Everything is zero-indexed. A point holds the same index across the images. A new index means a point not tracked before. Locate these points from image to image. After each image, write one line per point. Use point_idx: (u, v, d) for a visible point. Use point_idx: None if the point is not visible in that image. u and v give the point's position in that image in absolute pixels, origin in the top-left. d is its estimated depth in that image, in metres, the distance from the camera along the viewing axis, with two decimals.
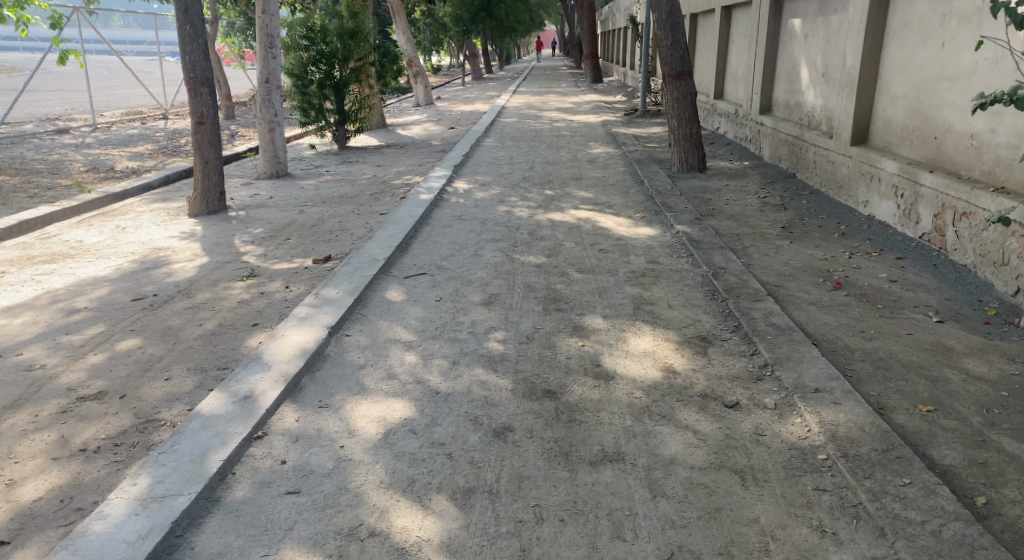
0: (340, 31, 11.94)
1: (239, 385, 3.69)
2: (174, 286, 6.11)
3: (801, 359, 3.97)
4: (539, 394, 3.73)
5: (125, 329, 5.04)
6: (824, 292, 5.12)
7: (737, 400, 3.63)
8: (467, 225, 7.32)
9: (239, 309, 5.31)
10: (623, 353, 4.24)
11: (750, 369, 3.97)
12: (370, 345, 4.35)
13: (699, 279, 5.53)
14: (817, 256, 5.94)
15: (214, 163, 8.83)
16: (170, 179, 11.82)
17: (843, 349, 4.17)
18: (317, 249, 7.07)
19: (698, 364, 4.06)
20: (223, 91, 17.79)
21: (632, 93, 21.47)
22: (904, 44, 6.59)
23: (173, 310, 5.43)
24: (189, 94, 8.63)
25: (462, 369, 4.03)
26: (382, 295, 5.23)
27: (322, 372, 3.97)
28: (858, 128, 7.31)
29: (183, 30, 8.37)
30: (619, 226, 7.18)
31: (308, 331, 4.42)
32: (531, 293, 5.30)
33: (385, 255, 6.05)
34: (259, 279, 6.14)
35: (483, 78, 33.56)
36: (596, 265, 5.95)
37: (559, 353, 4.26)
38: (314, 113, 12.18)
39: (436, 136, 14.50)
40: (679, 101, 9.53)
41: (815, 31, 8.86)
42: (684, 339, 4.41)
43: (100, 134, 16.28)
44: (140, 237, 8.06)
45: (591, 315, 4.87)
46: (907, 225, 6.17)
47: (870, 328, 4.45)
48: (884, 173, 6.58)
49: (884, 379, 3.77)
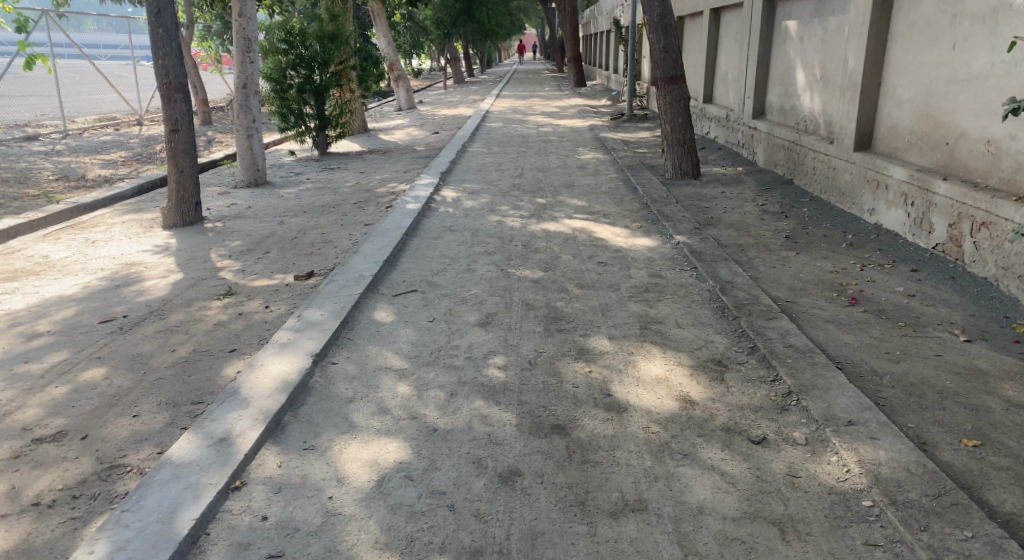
0: (321, 34, 11.55)
1: (214, 425, 3.32)
2: (145, 306, 5.72)
3: (829, 385, 3.67)
4: (547, 431, 3.39)
5: (90, 356, 4.64)
6: (840, 308, 4.83)
7: (764, 435, 3.32)
8: (457, 237, 6.98)
9: (215, 332, 4.94)
10: (634, 381, 3.91)
11: (773, 397, 3.66)
12: (359, 375, 3.99)
13: (706, 294, 5.23)
14: (827, 268, 5.66)
15: (189, 171, 8.42)
16: (143, 189, 11.35)
17: (869, 373, 3.87)
18: (298, 264, 6.71)
19: (716, 393, 3.74)
20: (199, 96, 17.24)
21: (617, 97, 21.23)
22: (910, 45, 6.34)
23: (143, 334, 5.04)
24: (162, 100, 8.21)
25: (461, 402, 3.68)
26: (370, 316, 4.87)
27: (306, 407, 3.60)
28: (862, 133, 7.05)
29: (155, 34, 7.95)
30: (616, 237, 6.87)
31: (290, 360, 4.04)
32: (529, 311, 4.97)
33: (372, 270, 5.70)
34: (237, 297, 5.77)
35: (465, 82, 33.17)
36: (595, 280, 5.63)
37: (564, 381, 3.93)
38: (293, 119, 11.77)
39: (420, 142, 14.16)
40: (672, 106, 9.24)
41: (811, 33, 8.62)
42: (698, 363, 4.09)
43: (71, 141, 15.75)
44: (110, 251, 7.64)
45: (596, 336, 4.55)
46: (919, 234, 5.91)
47: (894, 349, 4.16)
48: (892, 180, 6.32)
49: (920, 408, 3.49)
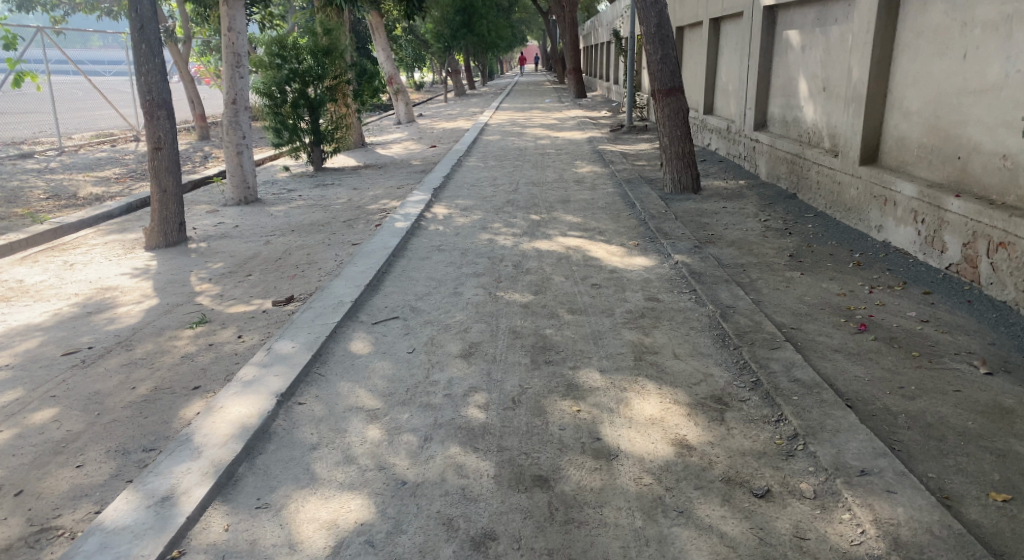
0: (314, 48, 11.31)
1: (158, 481, 3.08)
2: (114, 336, 5.43)
3: (838, 427, 3.34)
4: (527, 483, 3.10)
5: (44, 395, 4.34)
6: (848, 336, 4.50)
7: (767, 486, 3.01)
8: (446, 257, 6.67)
9: (180, 366, 4.63)
10: (626, 422, 3.59)
11: (777, 441, 3.34)
12: (326, 417, 3.68)
13: (705, 320, 4.91)
14: (834, 290, 5.34)
15: (173, 191, 8.14)
16: (132, 207, 11.07)
17: (882, 412, 3.53)
18: (279, 288, 6.40)
19: (715, 436, 3.42)
20: (197, 110, 16.97)
21: (617, 108, 20.92)
22: (917, 54, 6.03)
23: (106, 368, 4.74)
24: (145, 118, 7.92)
25: (435, 448, 3.37)
26: (345, 348, 4.55)
27: (263, 457, 3.32)
28: (868, 146, 6.74)
29: (138, 51, 7.66)
30: (611, 256, 6.55)
31: (252, 401, 3.74)
32: (516, 340, 4.65)
33: (352, 296, 5.39)
34: (211, 325, 5.47)
35: (466, 94, 32.86)
36: (588, 305, 5.31)
37: (550, 423, 3.60)
38: (288, 134, 11.49)
39: (416, 156, 13.88)
40: (671, 118, 8.93)
41: (813, 43, 8.33)
42: (696, 402, 3.76)
43: (65, 158, 15.53)
44: (87, 275, 7.36)
45: (586, 369, 4.22)
46: (931, 253, 5.59)
47: (908, 383, 3.82)
48: (901, 196, 6.00)
49: (941, 454, 3.16)
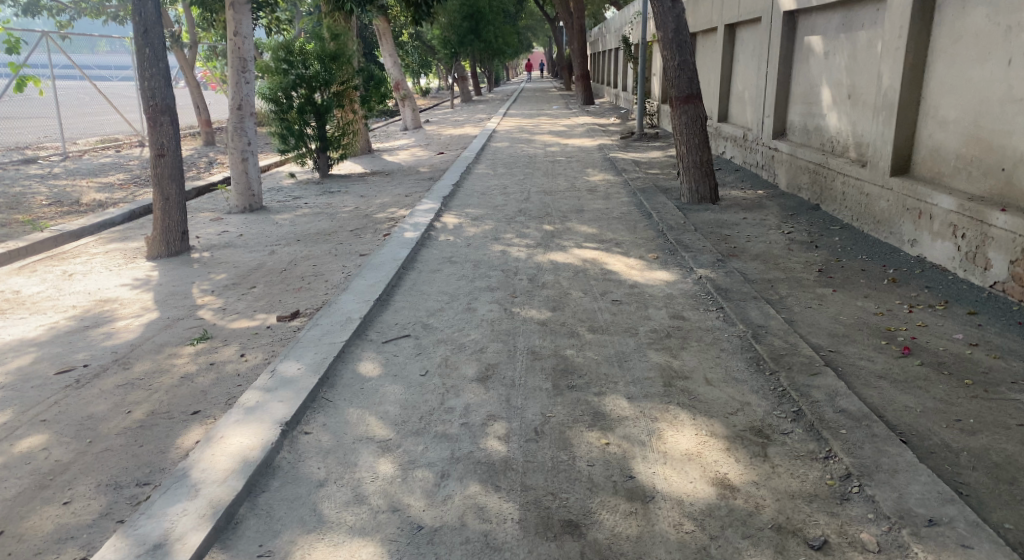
0: (321, 53, 11.08)
1: (150, 525, 2.83)
2: (111, 353, 5.16)
3: (895, 467, 3.08)
4: (556, 530, 2.86)
5: (32, 419, 4.07)
6: (892, 360, 4.22)
7: (824, 537, 2.77)
8: (457, 270, 6.39)
9: (178, 388, 4.36)
10: (660, 458, 3.31)
11: (829, 481, 3.07)
12: (335, 448, 3.41)
13: (736, 340, 4.61)
14: (870, 309, 5.05)
15: (175, 199, 7.89)
16: (135, 214, 10.81)
17: (941, 449, 3.26)
18: (283, 302, 6.12)
19: (759, 475, 3.15)
20: (202, 116, 16.74)
21: (625, 115, 20.67)
22: (955, 60, 5.75)
23: (100, 389, 4.45)
24: (148, 124, 7.67)
25: (453, 487, 3.11)
26: (354, 370, 4.27)
27: (266, 496, 3.05)
28: (900, 156, 6.44)
29: (142, 54, 7.42)
30: (631, 270, 6.26)
31: (254, 430, 3.47)
32: (535, 362, 4.36)
33: (362, 312, 5.12)
34: (212, 342, 5.20)
35: (472, 100, 32.67)
36: (610, 323, 5.01)
37: (577, 458, 3.32)
38: (294, 141, 11.24)
39: (424, 163, 13.62)
40: (689, 126, 8.63)
41: (838, 49, 8.05)
42: (734, 434, 3.48)
43: (69, 164, 15.31)
44: (86, 285, 7.10)
45: (612, 395, 3.93)
46: (973, 271, 5.32)
47: (966, 415, 3.55)
48: (938, 209, 5.72)
49: (1015, 501, 2.89)
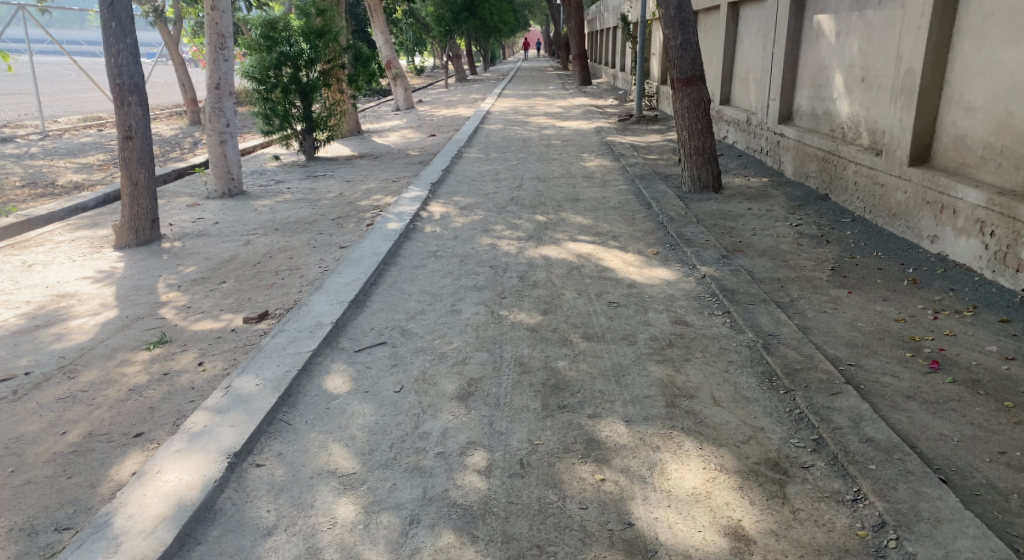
0: (307, 31, 10.51)
1: None
2: (58, 358, 4.68)
3: (938, 515, 2.71)
4: None
5: None
6: (920, 375, 3.79)
7: None
8: (442, 266, 5.91)
9: (124, 403, 3.90)
10: (662, 499, 2.89)
11: (859, 532, 2.71)
12: (291, 483, 2.99)
13: (746, 350, 4.16)
14: (891, 315, 4.61)
15: (145, 183, 7.38)
16: (109, 197, 10.30)
17: (987, 491, 2.89)
18: (253, 299, 5.65)
19: (776, 523, 2.76)
20: (187, 95, 16.14)
21: (625, 96, 20.15)
22: (984, 41, 5.28)
23: (38, 404, 3.99)
24: (114, 103, 7.14)
25: (424, 537, 2.71)
26: (320, 386, 3.81)
27: (201, 550, 2.66)
28: (921, 143, 5.96)
29: (108, 29, 6.89)
30: (629, 267, 5.79)
31: (195, 463, 3.03)
32: (523, 377, 3.89)
33: (334, 315, 4.64)
34: (170, 346, 4.73)
35: (468, 79, 32.02)
36: (606, 330, 4.55)
37: (566, 498, 2.90)
38: (278, 121, 10.67)
39: (414, 145, 13.11)
40: (691, 110, 8.11)
41: (851, 28, 7.54)
42: (747, 468, 3.06)
43: (48, 143, 14.73)
44: (46, 277, 6.63)
45: (608, 418, 3.48)
46: (1003, 272, 4.90)
47: (1010, 447, 3.16)
48: (962, 203, 5.27)
49: None
